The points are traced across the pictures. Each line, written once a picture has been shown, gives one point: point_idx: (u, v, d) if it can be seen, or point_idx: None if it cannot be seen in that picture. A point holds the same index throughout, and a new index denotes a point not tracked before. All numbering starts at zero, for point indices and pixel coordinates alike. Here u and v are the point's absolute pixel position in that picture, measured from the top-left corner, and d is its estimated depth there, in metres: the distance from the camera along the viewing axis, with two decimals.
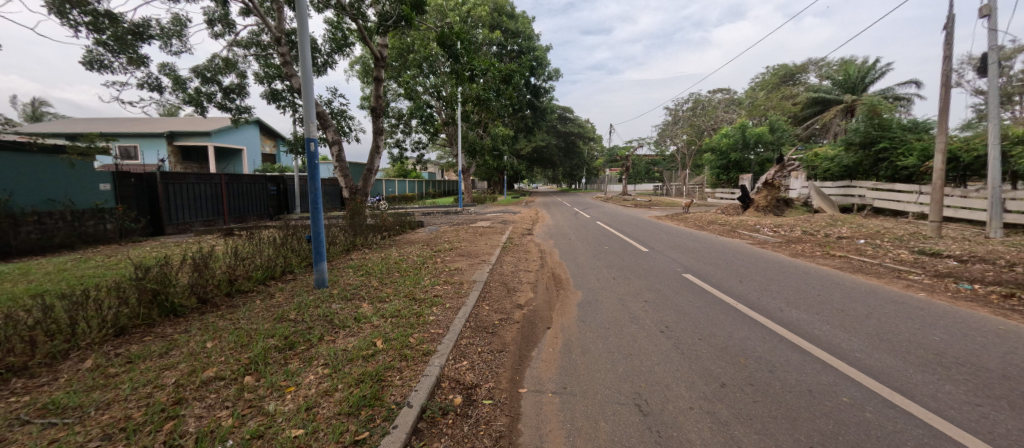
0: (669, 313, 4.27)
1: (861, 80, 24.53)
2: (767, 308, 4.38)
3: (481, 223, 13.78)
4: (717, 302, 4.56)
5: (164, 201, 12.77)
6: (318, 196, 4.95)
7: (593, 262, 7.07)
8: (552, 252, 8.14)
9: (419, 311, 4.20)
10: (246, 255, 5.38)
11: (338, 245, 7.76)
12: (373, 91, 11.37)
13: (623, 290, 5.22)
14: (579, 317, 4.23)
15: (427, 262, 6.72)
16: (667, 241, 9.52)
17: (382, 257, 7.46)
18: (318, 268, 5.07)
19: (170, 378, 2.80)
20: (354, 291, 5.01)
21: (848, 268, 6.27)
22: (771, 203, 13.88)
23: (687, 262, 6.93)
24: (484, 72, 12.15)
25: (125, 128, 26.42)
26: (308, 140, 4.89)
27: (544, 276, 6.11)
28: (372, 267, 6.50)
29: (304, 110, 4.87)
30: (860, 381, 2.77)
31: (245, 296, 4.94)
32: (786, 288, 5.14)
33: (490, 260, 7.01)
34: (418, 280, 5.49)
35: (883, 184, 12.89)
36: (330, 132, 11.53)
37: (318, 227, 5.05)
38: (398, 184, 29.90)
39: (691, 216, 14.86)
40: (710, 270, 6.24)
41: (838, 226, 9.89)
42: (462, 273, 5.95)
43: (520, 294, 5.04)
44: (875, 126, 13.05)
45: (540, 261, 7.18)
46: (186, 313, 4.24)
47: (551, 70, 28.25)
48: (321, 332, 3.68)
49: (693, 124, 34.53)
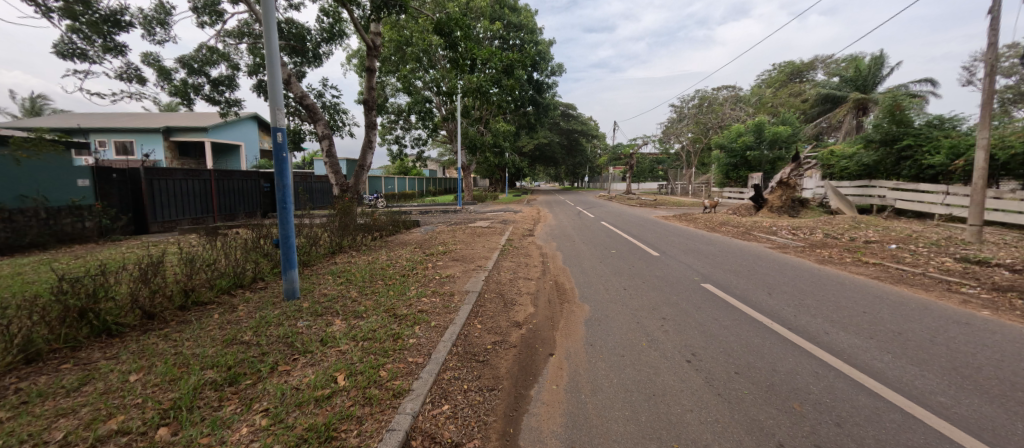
0: (695, 336, 3.61)
1: (874, 77, 23.72)
2: (810, 330, 3.71)
3: (480, 223, 13.14)
4: (749, 322, 3.90)
5: (148, 198, 12.19)
6: (288, 195, 4.31)
7: (600, 268, 6.41)
8: (555, 256, 7.48)
9: (398, 332, 3.53)
10: (208, 262, 4.74)
11: (322, 248, 7.12)
12: (365, 82, 10.71)
13: (637, 305, 4.55)
14: (587, 341, 3.57)
15: (416, 268, 6.05)
16: (678, 243, 8.85)
17: (369, 261, 6.81)
18: (288, 276, 4.43)
19: (59, 432, 2.14)
20: (328, 303, 4.37)
21: (887, 278, 5.61)
22: (786, 203, 13.21)
23: (705, 269, 6.24)
24: (484, 63, 11.44)
25: (120, 123, 25.90)
26: (275, 129, 4.22)
27: (546, 285, 5.44)
28: (355, 273, 5.84)
29: (269, 91, 4.20)
30: (962, 443, 2.10)
31: (202, 310, 4.30)
32: (826, 304, 4.46)
33: (487, 265, 6.37)
34: (405, 289, 4.86)
35: (905, 184, 12.24)
36: (320, 126, 10.87)
37: (289, 230, 4.41)
38: (398, 181, 29.29)
39: (702, 217, 14.19)
40: (733, 279, 5.56)
41: (863, 229, 9.21)
42: (454, 281, 5.31)
43: (518, 309, 4.37)
44: (898, 123, 12.31)
45: (542, 267, 6.51)
46: (125, 333, 3.60)
47: (554, 65, 27.49)
48: (276, 361, 3.02)
49: (699, 121, 33.75)
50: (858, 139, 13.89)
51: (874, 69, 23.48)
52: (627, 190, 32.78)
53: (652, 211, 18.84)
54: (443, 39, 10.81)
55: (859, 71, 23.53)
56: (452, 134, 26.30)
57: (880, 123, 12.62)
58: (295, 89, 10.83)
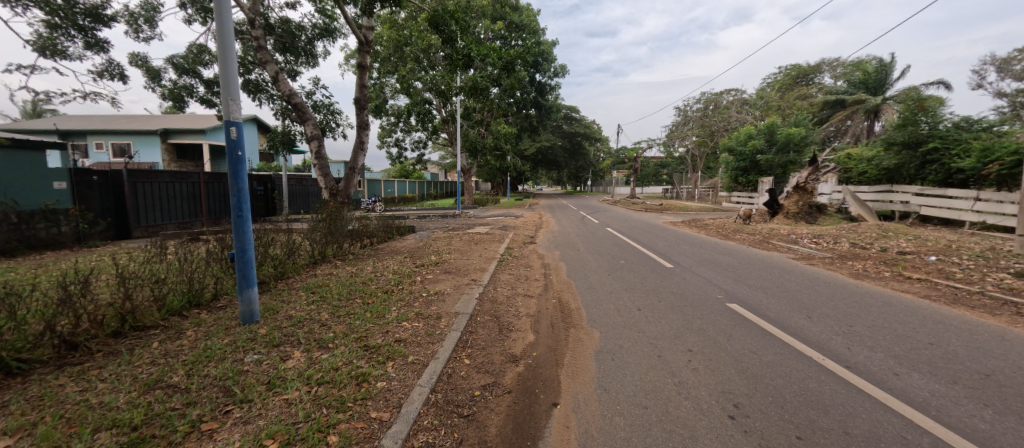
0: (735, 379, 2.91)
1: (885, 79, 22.99)
2: (874, 372, 3.00)
3: (479, 229, 12.50)
4: (795, 359, 3.20)
5: (131, 201, 11.56)
6: (244, 201, 3.65)
7: (609, 283, 5.71)
8: (557, 268, 6.81)
9: (365, 372, 2.84)
10: (157, 278, 4.08)
11: (302, 258, 6.46)
12: (357, 79, 10.04)
13: (656, 331, 3.85)
14: (600, 383, 2.88)
15: (402, 282, 5.38)
16: (691, 253, 8.16)
17: (352, 273, 6.15)
18: (245, 296, 3.77)
19: None
20: (290, 329, 3.68)
21: (940, 298, 4.89)
22: (803, 209, 12.55)
23: (726, 285, 5.56)
24: (483, 61, 10.74)
25: (118, 125, 25.47)
26: (229, 122, 3.58)
27: (548, 305, 4.73)
28: (332, 288, 5.17)
29: (221, 77, 3.56)
30: None
31: (140, 337, 3.63)
32: (881, 333, 3.75)
33: (482, 279, 5.67)
34: (386, 311, 4.20)
35: (930, 189, 11.49)
36: (309, 126, 10.22)
37: (247, 242, 3.74)
38: (398, 184, 28.74)
39: (713, 223, 13.49)
40: (762, 299, 4.87)
41: (893, 238, 8.47)
42: (442, 300, 4.62)
43: (516, 338, 3.68)
44: (922, 124, 11.58)
45: (545, 281, 5.82)
46: (31, 369, 2.93)
47: (557, 66, 26.87)
48: (200, 416, 2.34)
49: (704, 124, 33.05)
50: (878, 142, 13.16)
51: (884, 71, 22.80)
52: (631, 193, 32.06)
53: (659, 216, 18.15)
54: (439, 35, 10.13)
55: (868, 73, 22.83)
56: (452, 136, 25.74)
57: (903, 124, 11.84)
58: (283, 87, 10.20)
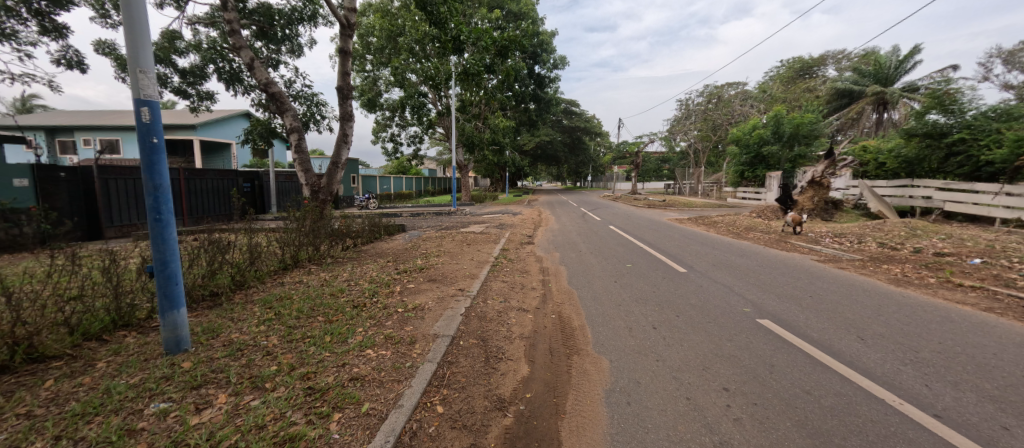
0: (797, 436, 2.17)
1: (893, 71, 22.20)
2: (977, 425, 2.27)
3: (474, 228, 11.76)
4: (867, 406, 2.47)
5: (104, 198, 10.77)
6: (162, 200, 2.88)
7: (616, 293, 4.96)
8: (558, 274, 6.05)
9: (296, 434, 2.09)
10: (69, 297, 3.33)
11: (267, 263, 5.68)
12: (340, 65, 9.21)
13: (680, 361, 3.10)
14: (615, 444, 2.14)
15: (377, 294, 4.63)
16: (704, 255, 7.41)
17: (324, 281, 5.39)
18: (168, 320, 3.01)
19: None
20: (223, 361, 2.93)
21: (1009, 311, 4.14)
22: (819, 205, 11.81)
23: (752, 295, 4.81)
24: (475, 45, 9.88)
25: (105, 120, 24.60)
26: (139, 102, 2.81)
27: (546, 322, 3.99)
28: (294, 300, 4.43)
29: (127, 41, 2.77)
30: None
31: (33, 373, 2.87)
32: (959, 363, 3.02)
33: (470, 289, 4.93)
34: (350, 333, 3.47)
35: (955, 183, 10.77)
36: (287, 117, 9.39)
37: (169, 252, 2.98)
38: (394, 181, 27.95)
39: (722, 220, 12.74)
40: (799, 315, 4.11)
41: (926, 237, 7.75)
42: (420, 319, 3.88)
43: (506, 372, 2.94)
44: (947, 114, 10.80)
45: (543, 291, 5.07)
46: None
47: (556, 57, 25.97)
48: None
49: (707, 118, 32.17)
50: (897, 133, 12.42)
51: (894, 62, 21.97)
52: (633, 188, 31.16)
53: (664, 213, 17.36)
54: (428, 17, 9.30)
55: (877, 64, 21.99)
56: (448, 131, 24.93)
57: (926, 113, 11.06)
58: (259, 75, 9.35)
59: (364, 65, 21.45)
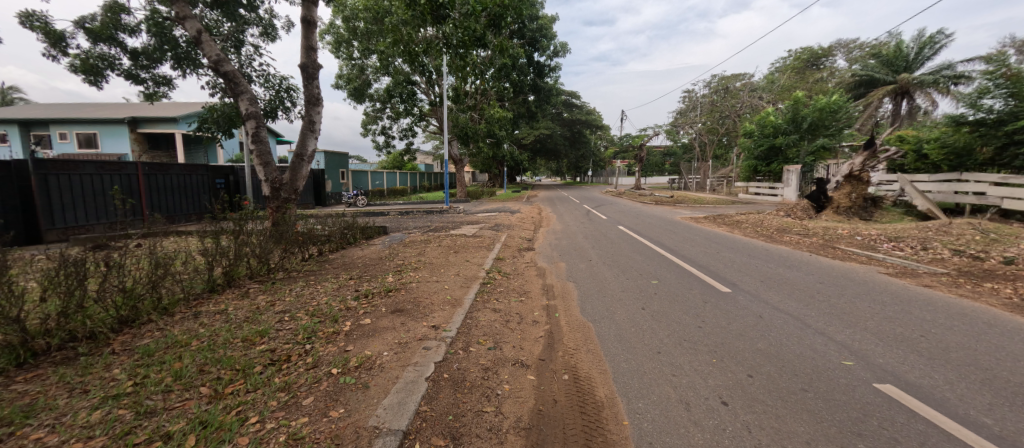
0: None
1: (916, 57, 20.62)
2: None
3: (466, 229, 10.34)
4: None
5: (43, 198, 8.83)
6: None
7: (650, 332, 3.57)
8: (567, 297, 4.64)
9: None
10: None
11: (183, 284, 4.28)
12: (304, 38, 7.75)
13: None
14: None
15: (313, 340, 3.22)
16: (743, 266, 6.03)
17: (252, 312, 3.97)
18: None
19: None
20: None
21: None
22: (856, 202, 10.48)
23: (845, 338, 3.39)
24: (461, 11, 8.14)
25: (82, 113, 22.99)
26: None
27: (557, 392, 2.62)
28: (187, 351, 3.03)
29: None
30: None
31: None
32: None
33: (448, 328, 3.53)
34: (230, 432, 2.07)
35: (1014, 177, 9.27)
36: (243, 100, 7.90)
37: None
38: (387, 176, 26.44)
39: (746, 219, 11.45)
40: (935, 377, 2.74)
41: (1008, 243, 6.42)
42: (361, 393, 2.47)
43: None
44: (1007, 97, 9.41)
45: (549, 330, 3.67)
46: None
47: (557, 44, 24.38)
48: None
49: (713, 110, 30.73)
50: (943, 120, 11.05)
51: (915, 48, 20.47)
52: (638, 184, 29.75)
53: (676, 210, 16.02)
54: None
55: (897, 51, 20.52)
56: (442, 123, 23.46)
57: (979, 98, 9.77)
58: (209, 50, 7.81)
59: (351, 52, 20.02)
